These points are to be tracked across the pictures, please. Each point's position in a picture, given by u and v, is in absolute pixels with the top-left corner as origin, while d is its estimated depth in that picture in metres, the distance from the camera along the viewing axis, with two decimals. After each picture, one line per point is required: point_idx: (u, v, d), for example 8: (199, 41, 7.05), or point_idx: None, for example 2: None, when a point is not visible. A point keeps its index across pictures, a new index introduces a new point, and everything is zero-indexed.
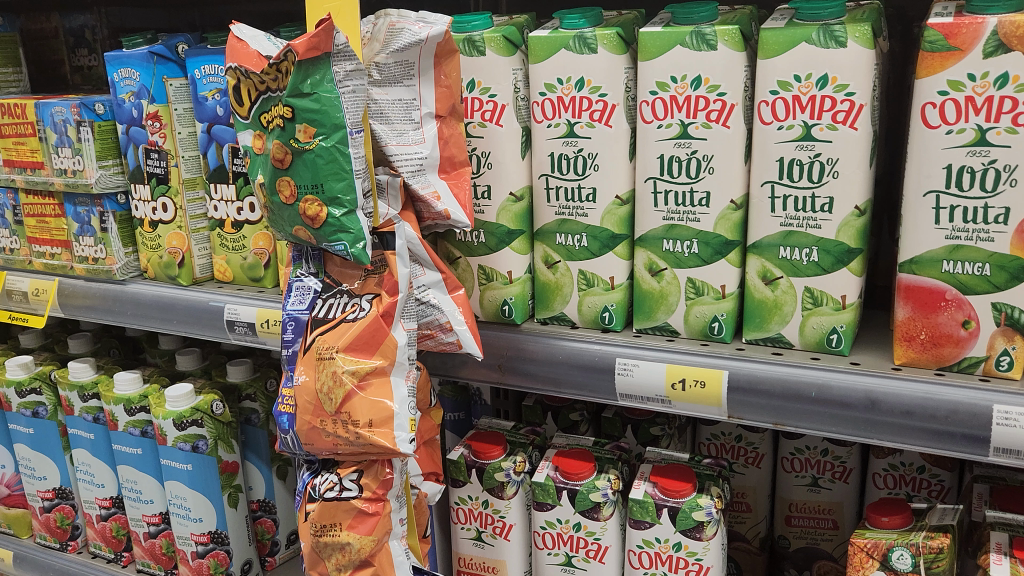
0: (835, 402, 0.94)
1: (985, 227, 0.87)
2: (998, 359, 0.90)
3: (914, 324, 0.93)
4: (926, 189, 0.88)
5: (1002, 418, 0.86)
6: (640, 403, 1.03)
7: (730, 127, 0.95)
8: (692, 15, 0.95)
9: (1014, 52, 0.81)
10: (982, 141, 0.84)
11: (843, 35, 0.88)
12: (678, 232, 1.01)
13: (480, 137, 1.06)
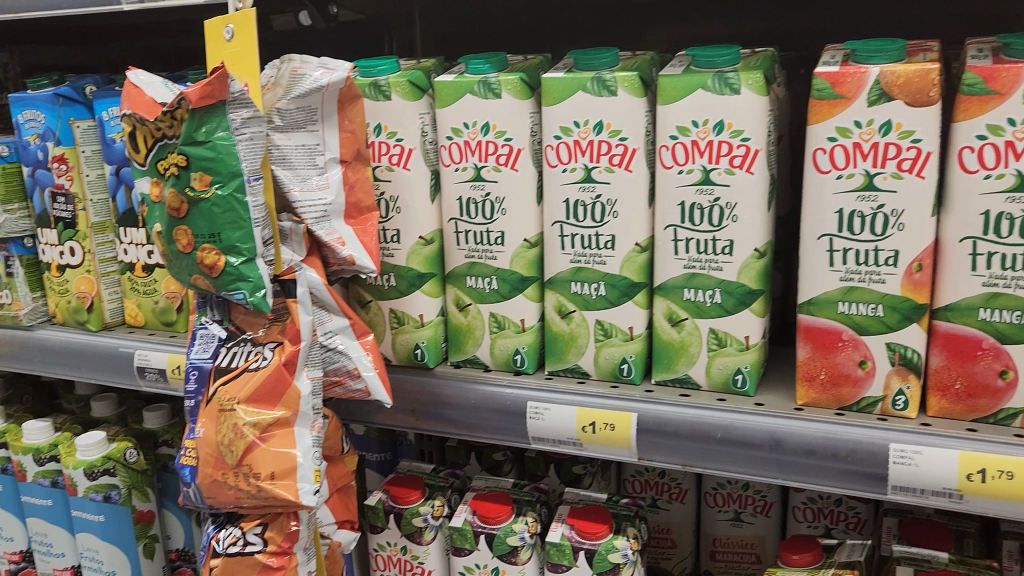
0: (741, 442, 0.94)
1: (876, 269, 0.89)
2: (894, 398, 0.92)
3: (814, 363, 0.94)
4: (819, 232, 0.90)
5: (899, 456, 0.88)
6: (553, 446, 1.03)
7: (633, 171, 0.96)
8: (593, 61, 0.97)
9: (896, 101, 0.83)
10: (870, 186, 0.86)
11: (737, 82, 0.90)
12: (585, 274, 1.02)
13: (388, 181, 1.05)
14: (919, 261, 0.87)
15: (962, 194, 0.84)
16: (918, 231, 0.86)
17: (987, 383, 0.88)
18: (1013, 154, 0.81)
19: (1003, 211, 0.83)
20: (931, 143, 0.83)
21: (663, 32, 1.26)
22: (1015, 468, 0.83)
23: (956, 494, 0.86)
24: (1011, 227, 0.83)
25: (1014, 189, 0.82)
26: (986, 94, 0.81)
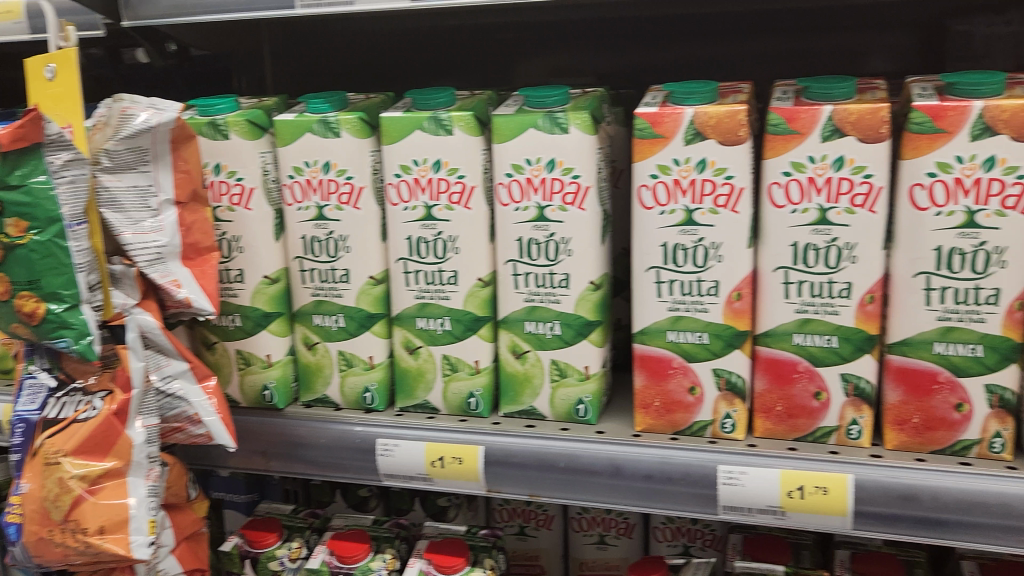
0: (584, 470, 0.97)
1: (700, 299, 0.93)
2: (722, 422, 0.96)
3: (648, 392, 0.98)
4: (647, 265, 0.93)
5: (727, 477, 0.92)
6: (404, 482, 1.02)
7: (471, 208, 0.99)
8: (431, 101, 0.99)
9: (709, 139, 0.88)
10: (690, 221, 0.91)
11: (565, 122, 0.93)
12: (430, 310, 1.03)
13: (229, 221, 1.04)
14: (738, 290, 0.92)
15: (773, 228, 0.89)
16: (736, 262, 0.91)
17: (804, 404, 0.94)
18: (815, 189, 0.87)
19: (809, 243, 0.88)
20: (743, 179, 0.88)
21: (517, 69, 1.33)
22: (829, 483, 0.89)
23: (780, 511, 0.91)
24: (817, 257, 0.89)
25: (818, 222, 0.88)
26: (789, 134, 0.86)
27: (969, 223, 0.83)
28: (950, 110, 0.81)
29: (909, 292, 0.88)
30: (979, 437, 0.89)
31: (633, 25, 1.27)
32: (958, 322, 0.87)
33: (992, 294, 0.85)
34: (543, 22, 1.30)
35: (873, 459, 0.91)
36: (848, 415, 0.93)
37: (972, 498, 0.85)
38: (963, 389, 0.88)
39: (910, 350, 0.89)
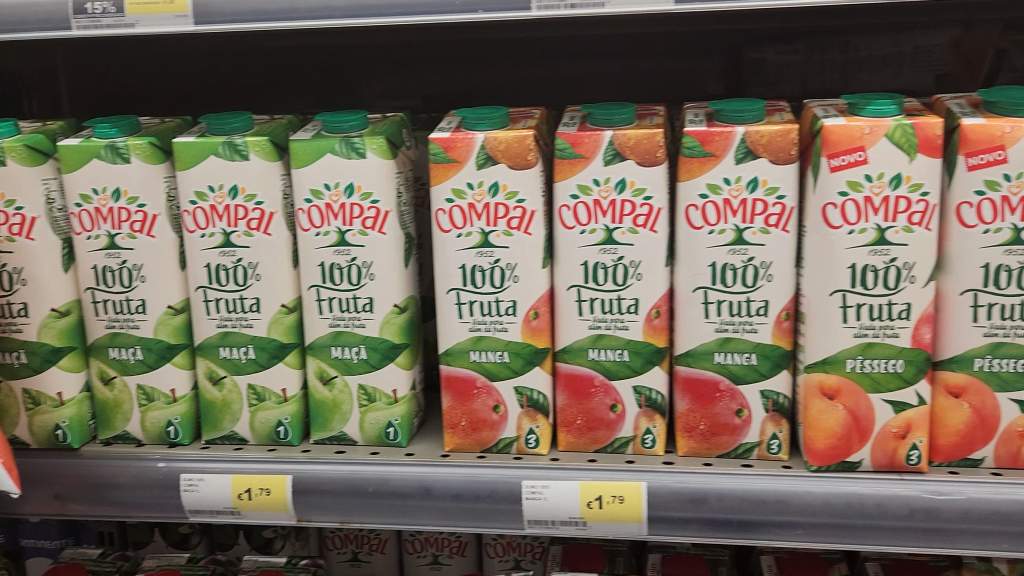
0: (393, 493, 0.96)
1: (499, 319, 0.95)
2: (526, 438, 0.99)
3: (455, 412, 0.99)
4: (447, 287, 0.95)
5: (530, 492, 0.94)
6: (211, 517, 0.99)
7: (272, 234, 0.97)
8: (225, 125, 0.96)
9: (500, 164, 0.91)
10: (486, 243, 0.93)
11: (362, 147, 0.93)
12: (233, 338, 1.01)
13: (10, 252, 0.98)
14: (535, 309, 0.95)
15: (564, 248, 0.93)
16: (531, 282, 0.94)
17: (602, 416, 0.98)
18: (601, 211, 0.91)
19: (598, 261, 0.92)
20: (534, 202, 0.92)
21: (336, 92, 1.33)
22: (625, 491, 0.93)
23: (581, 521, 0.94)
24: (606, 275, 0.93)
25: (605, 242, 0.92)
26: (574, 158, 0.90)
27: (738, 240, 0.90)
28: (717, 135, 0.87)
29: (690, 306, 0.93)
30: (758, 440, 0.96)
31: (446, 49, 1.30)
32: (734, 333, 0.93)
33: (761, 306, 0.92)
34: (355, 44, 1.30)
35: (665, 466, 0.95)
36: (642, 425, 0.97)
37: (754, 497, 0.91)
38: (742, 395, 0.94)
39: (694, 361, 0.94)
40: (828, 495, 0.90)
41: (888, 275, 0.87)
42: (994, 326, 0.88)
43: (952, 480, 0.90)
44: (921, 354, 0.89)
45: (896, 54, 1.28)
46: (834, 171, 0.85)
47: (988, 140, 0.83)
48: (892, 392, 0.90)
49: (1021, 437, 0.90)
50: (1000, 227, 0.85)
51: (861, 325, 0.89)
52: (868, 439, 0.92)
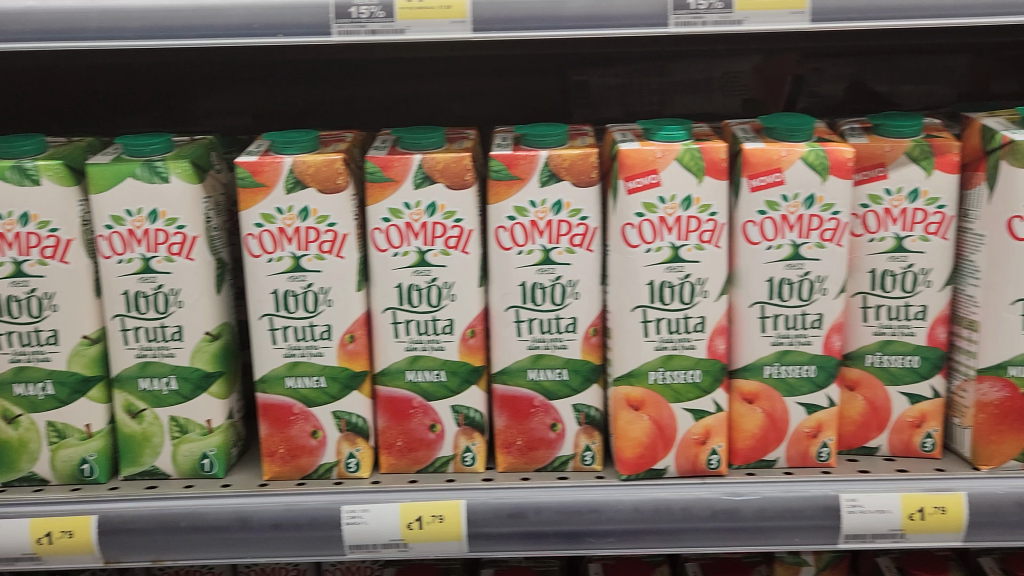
0: (206, 528, 0.92)
1: (314, 344, 0.95)
2: (346, 462, 0.99)
3: (272, 440, 0.98)
4: (260, 312, 0.94)
5: (350, 516, 0.93)
6: (7, 566, 0.92)
7: (69, 263, 0.92)
8: (13, 149, 0.91)
9: (309, 188, 0.90)
10: (297, 268, 0.93)
11: (164, 171, 0.90)
12: (29, 373, 0.95)
13: None
14: (350, 333, 0.95)
15: (378, 271, 0.94)
16: (345, 305, 0.94)
17: (421, 436, 0.99)
18: (413, 233, 0.92)
19: (412, 283, 0.94)
20: (346, 226, 0.92)
21: (171, 108, 1.33)
22: (444, 510, 0.93)
23: (402, 543, 0.94)
24: (420, 297, 0.94)
25: (417, 264, 0.93)
26: (384, 181, 0.91)
27: (546, 259, 0.93)
28: (521, 159, 0.90)
29: (503, 325, 0.95)
30: (572, 452, 0.99)
31: (280, 67, 1.31)
32: (545, 349, 0.95)
33: (570, 322, 0.95)
34: (194, 61, 1.30)
35: (484, 483, 0.97)
36: (461, 443, 0.99)
37: (569, 508, 0.93)
38: (555, 410, 0.97)
39: (509, 378, 0.97)
40: (637, 502, 0.94)
41: (683, 290, 0.92)
42: (781, 335, 0.94)
43: (749, 481, 0.96)
44: (716, 364, 0.94)
45: (706, 79, 1.36)
46: (630, 194, 0.89)
47: (767, 163, 0.89)
48: (691, 400, 0.95)
49: (808, 438, 0.97)
50: (780, 243, 0.91)
51: (660, 338, 0.93)
52: (671, 447, 0.96)
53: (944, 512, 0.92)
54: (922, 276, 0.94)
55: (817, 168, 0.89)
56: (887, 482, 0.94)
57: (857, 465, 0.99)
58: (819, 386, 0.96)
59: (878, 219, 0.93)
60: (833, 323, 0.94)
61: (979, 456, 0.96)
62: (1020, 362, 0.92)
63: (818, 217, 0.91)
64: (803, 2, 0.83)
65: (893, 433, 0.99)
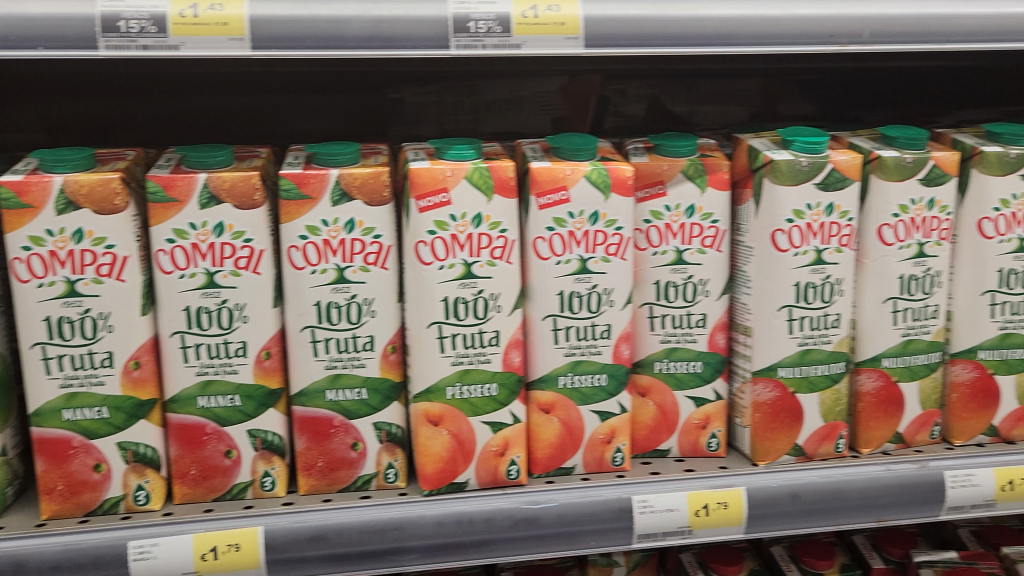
0: None
1: (93, 372, 0.91)
2: (134, 495, 0.94)
3: (50, 476, 0.92)
4: (31, 341, 0.89)
5: (138, 552, 0.89)
6: None
7: None
8: None
9: (82, 209, 0.86)
10: (72, 292, 0.88)
11: None
12: None
13: None
14: (134, 359, 0.91)
15: (164, 294, 0.90)
16: (128, 331, 0.90)
17: (216, 464, 0.96)
18: (200, 254, 0.89)
19: (200, 306, 0.91)
20: (126, 247, 0.88)
21: None
22: (241, 538, 0.91)
23: None
24: (210, 319, 0.91)
25: (206, 286, 0.90)
26: (167, 202, 0.88)
27: (339, 278, 0.92)
28: (312, 178, 0.89)
29: (299, 346, 0.94)
30: (375, 471, 0.98)
31: (80, 80, 1.26)
32: (343, 369, 0.95)
33: (367, 340, 0.94)
34: None
35: (284, 507, 0.95)
36: (259, 468, 0.97)
37: (371, 528, 0.93)
38: (355, 429, 0.97)
39: (308, 401, 0.95)
40: (439, 516, 0.94)
41: (477, 305, 0.94)
42: (573, 346, 0.98)
43: (548, 489, 0.98)
44: (511, 376, 0.97)
45: (516, 98, 1.40)
46: (422, 212, 0.90)
47: (553, 182, 0.93)
48: (489, 413, 0.97)
49: (602, 444, 1.01)
50: (568, 258, 0.95)
51: (456, 353, 0.95)
52: (471, 459, 0.98)
53: (727, 507, 0.98)
54: (701, 286, 1.01)
55: (599, 186, 0.93)
56: (675, 482, 1.00)
57: (649, 467, 1.04)
58: (611, 394, 1.00)
59: (660, 233, 0.99)
60: (621, 333, 0.98)
61: (758, 452, 1.03)
62: (788, 364, 1.00)
63: (602, 232, 0.95)
64: (577, 27, 0.87)
65: (681, 435, 1.05)
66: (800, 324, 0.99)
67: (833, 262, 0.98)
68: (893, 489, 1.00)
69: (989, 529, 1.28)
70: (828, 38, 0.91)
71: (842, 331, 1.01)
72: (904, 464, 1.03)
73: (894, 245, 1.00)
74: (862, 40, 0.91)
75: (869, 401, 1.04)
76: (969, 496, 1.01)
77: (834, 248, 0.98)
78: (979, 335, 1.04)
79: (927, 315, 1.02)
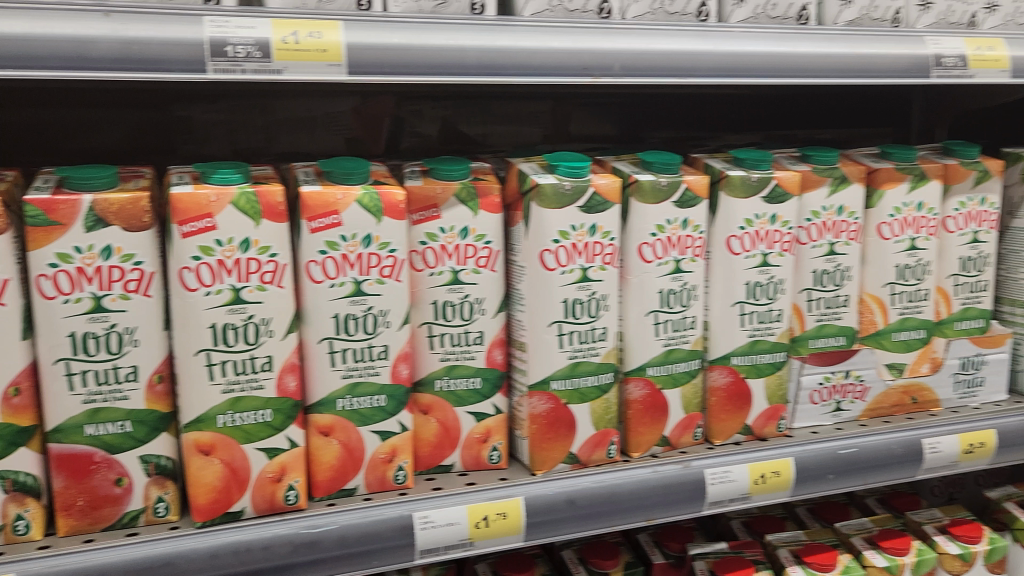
0: None
1: None
2: None
3: None
4: None
5: None
6: None
7: None
8: None
9: None
10: None
11: None
12: None
13: None
14: None
15: None
16: None
17: None
18: None
19: None
20: None
21: None
22: None
23: None
24: None
25: None
26: None
27: (96, 307, 0.88)
28: (61, 204, 0.85)
29: (53, 380, 0.89)
30: (142, 506, 0.95)
31: None
32: (103, 402, 0.91)
33: (130, 371, 0.91)
34: None
35: (39, 551, 0.90)
36: (11, 512, 0.91)
37: (138, 566, 0.89)
38: (119, 464, 0.93)
39: (64, 437, 0.90)
40: (212, 547, 0.92)
41: (247, 331, 0.92)
42: (350, 368, 0.98)
43: (328, 512, 0.98)
44: (286, 401, 0.96)
45: (309, 117, 1.39)
46: (185, 238, 0.88)
47: (324, 206, 0.93)
48: (264, 439, 0.95)
49: (383, 463, 1.02)
50: (342, 280, 0.96)
51: (227, 381, 0.93)
52: (246, 488, 0.96)
53: (506, 517, 1.02)
54: (477, 305, 1.04)
55: (371, 209, 0.95)
56: (457, 496, 1.03)
57: (433, 483, 1.06)
58: (391, 413, 1.01)
59: (435, 254, 1.02)
60: (399, 353, 1.00)
61: (535, 462, 1.08)
62: (560, 377, 1.06)
63: (376, 255, 0.96)
64: (339, 54, 0.87)
65: (464, 450, 1.08)
66: (569, 339, 1.05)
67: (597, 279, 1.05)
68: (659, 489, 1.08)
69: (757, 519, 1.40)
70: (581, 70, 0.97)
71: (609, 343, 1.07)
72: (669, 465, 1.11)
73: (652, 263, 1.08)
74: (613, 72, 0.98)
75: (636, 408, 1.11)
76: (726, 491, 1.11)
77: (598, 266, 1.04)
78: (732, 342, 1.14)
79: (685, 325, 1.11)
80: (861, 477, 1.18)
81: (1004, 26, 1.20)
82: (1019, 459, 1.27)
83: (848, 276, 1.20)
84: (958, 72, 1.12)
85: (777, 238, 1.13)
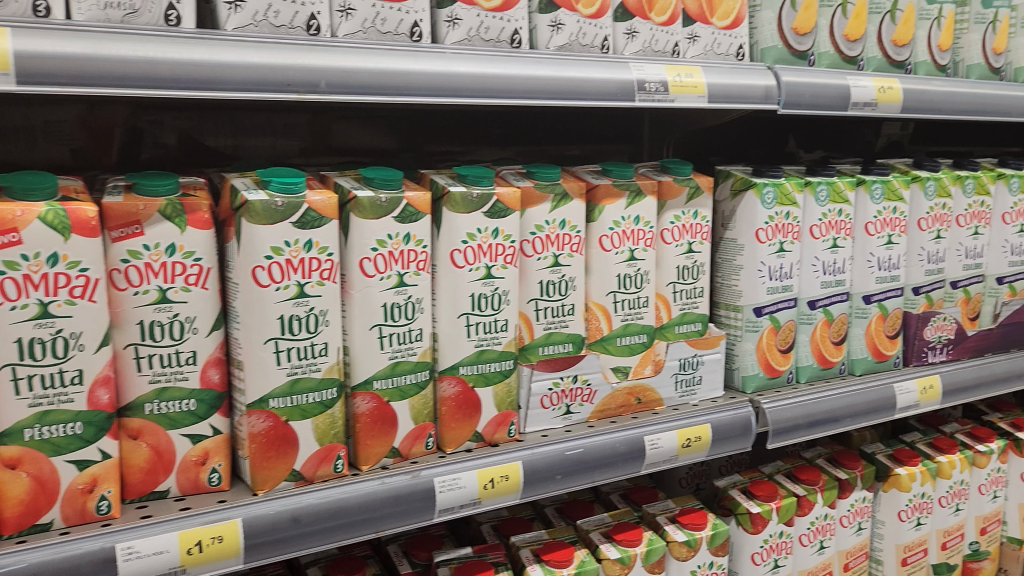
0: None
1: None
2: None
3: None
4: None
5: None
6: None
7: None
8: None
9: None
10: None
11: None
12: None
13: None
14: None
15: None
16: None
17: None
18: None
19: None
20: None
21: None
22: None
23: None
24: None
25: None
26: None
27: None
28: None
29: None
30: None
31: None
32: None
33: None
34: None
35: None
36: None
37: None
38: None
39: None
40: None
41: None
42: (38, 397, 0.92)
43: (17, 550, 0.91)
44: None
45: (26, 126, 1.31)
46: None
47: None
48: None
49: (83, 494, 0.97)
50: (25, 302, 0.90)
51: None
52: None
53: (222, 541, 0.99)
54: (188, 324, 1.01)
55: (57, 227, 0.90)
56: (168, 523, 0.99)
57: (144, 510, 1.02)
58: (89, 441, 0.96)
59: (140, 272, 0.97)
60: (97, 377, 0.95)
61: (257, 482, 1.06)
62: (278, 395, 1.05)
63: (64, 274, 0.91)
64: (5, 63, 0.82)
65: (179, 474, 1.05)
66: (287, 355, 1.04)
67: (315, 295, 1.05)
68: (387, 501, 1.09)
69: (505, 522, 1.45)
70: (286, 86, 0.96)
71: (330, 358, 1.08)
72: (399, 476, 1.12)
73: (374, 277, 1.08)
74: (319, 89, 0.98)
75: (363, 421, 1.12)
76: (455, 498, 1.14)
77: (315, 281, 1.04)
78: (458, 353, 1.17)
79: (411, 338, 1.13)
80: (588, 476, 1.24)
81: (704, 55, 1.32)
82: (733, 450, 1.39)
83: (572, 286, 1.27)
84: (660, 96, 1.21)
85: (499, 251, 1.17)
